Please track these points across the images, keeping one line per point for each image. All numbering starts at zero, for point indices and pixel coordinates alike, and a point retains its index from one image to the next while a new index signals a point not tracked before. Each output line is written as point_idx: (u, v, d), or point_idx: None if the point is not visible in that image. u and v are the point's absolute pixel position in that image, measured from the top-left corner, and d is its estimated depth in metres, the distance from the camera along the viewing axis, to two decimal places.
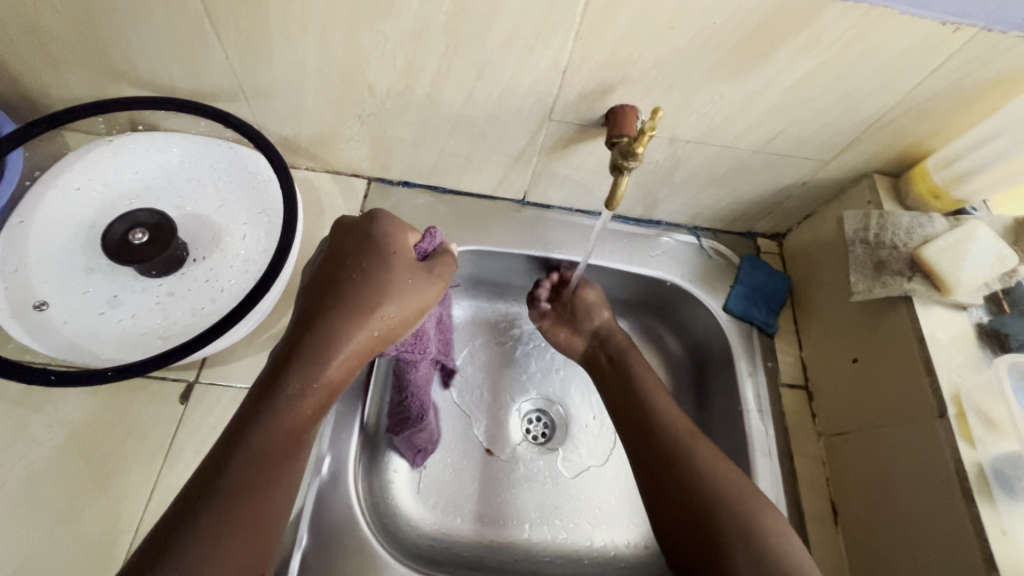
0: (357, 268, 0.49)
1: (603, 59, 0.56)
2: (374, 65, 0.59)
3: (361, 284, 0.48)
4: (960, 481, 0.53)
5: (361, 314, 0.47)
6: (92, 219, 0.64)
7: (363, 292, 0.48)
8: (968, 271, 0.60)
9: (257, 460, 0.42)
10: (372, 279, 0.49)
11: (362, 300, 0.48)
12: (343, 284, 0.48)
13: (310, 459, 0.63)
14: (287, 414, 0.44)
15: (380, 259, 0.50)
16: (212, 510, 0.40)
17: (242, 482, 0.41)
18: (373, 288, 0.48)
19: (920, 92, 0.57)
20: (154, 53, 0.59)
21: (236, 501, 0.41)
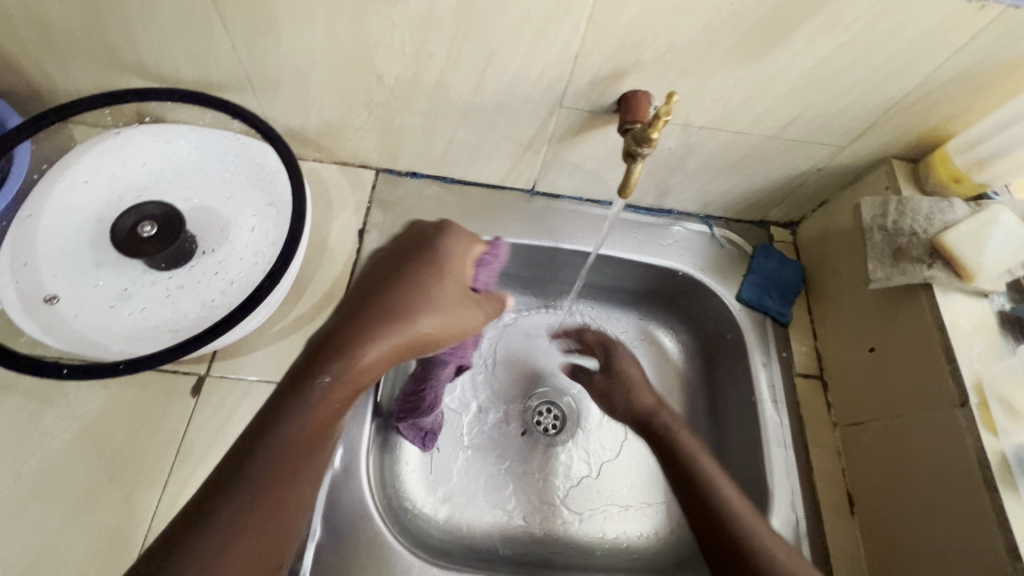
0: (407, 277, 0.51)
1: (615, 44, 0.55)
2: (382, 53, 0.58)
3: (406, 291, 0.50)
4: (983, 471, 0.53)
5: (400, 321, 0.48)
6: (99, 211, 0.63)
7: (407, 298, 0.49)
8: (990, 257, 0.59)
9: (279, 454, 0.42)
10: (419, 288, 0.50)
11: (404, 306, 0.49)
12: (392, 287, 0.50)
13: None
14: (317, 404, 0.44)
15: (432, 270, 0.52)
16: (221, 510, 0.40)
17: (269, 471, 0.42)
18: (418, 296, 0.50)
19: (942, 74, 0.56)
20: (160, 44, 0.58)
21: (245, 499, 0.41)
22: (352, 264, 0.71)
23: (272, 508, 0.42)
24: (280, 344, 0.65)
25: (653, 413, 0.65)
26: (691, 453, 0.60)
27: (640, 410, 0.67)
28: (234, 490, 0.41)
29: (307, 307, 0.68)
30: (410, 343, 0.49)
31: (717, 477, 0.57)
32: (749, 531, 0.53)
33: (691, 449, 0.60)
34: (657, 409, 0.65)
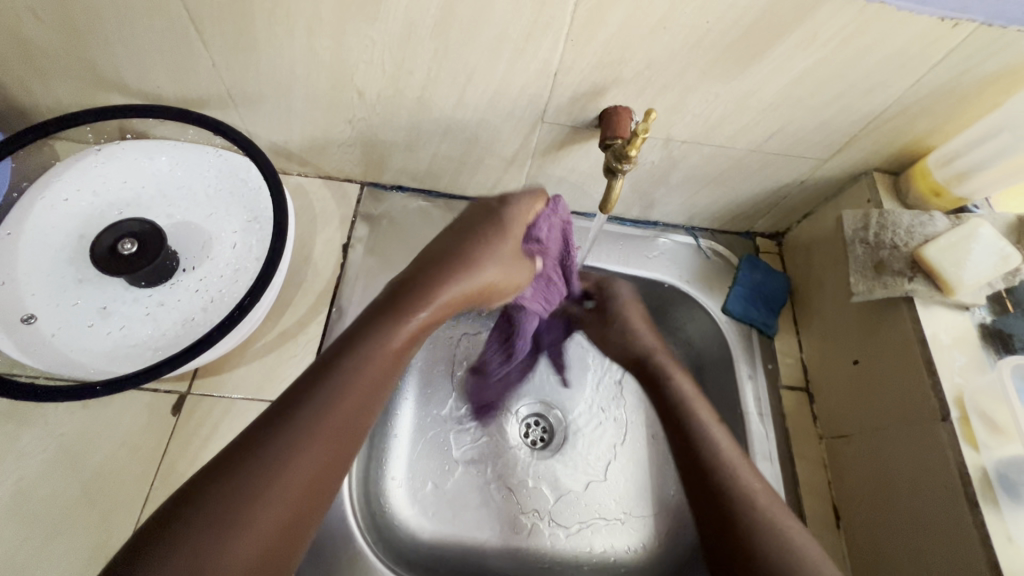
0: (471, 232, 0.55)
1: (594, 61, 0.55)
2: (363, 70, 0.58)
3: (475, 243, 0.54)
4: (964, 485, 0.52)
5: (467, 267, 0.53)
6: (80, 228, 0.63)
7: (474, 249, 0.54)
8: (970, 270, 0.59)
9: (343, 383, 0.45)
10: (485, 241, 0.55)
11: (471, 255, 0.54)
12: (463, 240, 0.55)
13: None
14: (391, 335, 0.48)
15: (498, 228, 0.56)
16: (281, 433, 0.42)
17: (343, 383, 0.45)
18: (483, 249, 0.54)
19: (919, 89, 0.56)
20: (141, 62, 0.59)
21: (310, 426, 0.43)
22: (335, 280, 0.71)
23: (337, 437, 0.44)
24: (262, 361, 0.64)
25: (651, 353, 0.67)
26: (683, 399, 0.62)
27: (638, 352, 0.68)
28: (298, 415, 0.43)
29: (291, 323, 0.67)
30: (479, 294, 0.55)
31: (711, 427, 0.59)
32: (734, 471, 0.54)
33: (687, 401, 0.61)
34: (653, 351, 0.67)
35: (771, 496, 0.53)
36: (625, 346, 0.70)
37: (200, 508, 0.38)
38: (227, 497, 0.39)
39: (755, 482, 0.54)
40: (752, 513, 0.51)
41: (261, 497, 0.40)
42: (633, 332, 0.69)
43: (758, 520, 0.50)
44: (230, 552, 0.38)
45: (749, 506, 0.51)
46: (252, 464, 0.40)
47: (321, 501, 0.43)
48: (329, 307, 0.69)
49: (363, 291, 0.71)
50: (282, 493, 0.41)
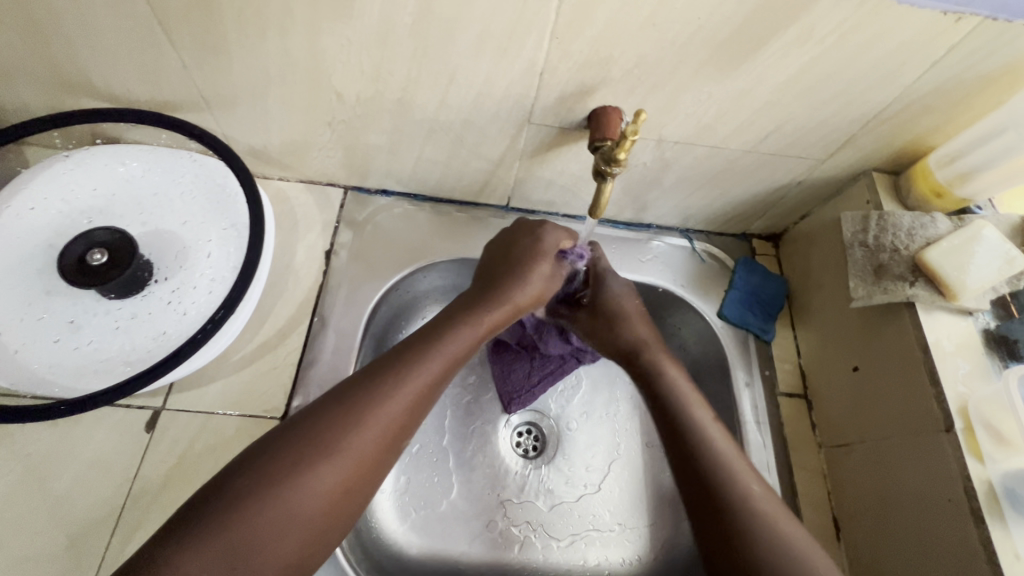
0: (524, 246, 0.62)
1: (581, 59, 0.52)
2: (340, 70, 0.55)
3: (523, 257, 0.61)
4: (969, 500, 0.51)
5: (519, 276, 0.59)
6: (48, 238, 0.60)
7: (522, 260, 0.60)
8: (974, 274, 0.56)
9: (421, 352, 0.51)
10: (530, 253, 0.61)
11: (521, 265, 0.60)
12: (515, 254, 0.61)
13: None
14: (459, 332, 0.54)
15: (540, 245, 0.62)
16: (369, 384, 0.47)
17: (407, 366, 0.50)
18: (528, 260, 0.60)
19: (920, 86, 0.54)
20: (107, 64, 0.56)
21: (392, 383, 0.48)
22: (317, 288, 0.69)
23: (414, 401, 0.48)
24: (241, 374, 0.62)
25: (640, 347, 0.64)
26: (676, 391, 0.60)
27: (627, 345, 0.65)
28: (383, 373, 0.48)
29: (271, 333, 0.65)
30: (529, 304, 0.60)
31: (708, 426, 0.57)
32: (728, 465, 0.53)
33: (681, 390, 0.60)
34: (646, 345, 0.65)
35: (775, 504, 0.51)
36: (612, 339, 0.66)
37: (297, 434, 0.44)
38: (305, 441, 0.43)
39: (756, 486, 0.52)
40: (751, 516, 0.50)
41: (345, 433, 0.44)
42: (622, 322, 0.66)
43: (750, 517, 0.50)
44: (315, 476, 0.42)
45: (744, 506, 0.50)
46: (314, 422, 0.45)
47: (387, 463, 0.46)
48: (310, 317, 0.67)
49: (347, 299, 0.69)
50: (347, 450, 0.44)
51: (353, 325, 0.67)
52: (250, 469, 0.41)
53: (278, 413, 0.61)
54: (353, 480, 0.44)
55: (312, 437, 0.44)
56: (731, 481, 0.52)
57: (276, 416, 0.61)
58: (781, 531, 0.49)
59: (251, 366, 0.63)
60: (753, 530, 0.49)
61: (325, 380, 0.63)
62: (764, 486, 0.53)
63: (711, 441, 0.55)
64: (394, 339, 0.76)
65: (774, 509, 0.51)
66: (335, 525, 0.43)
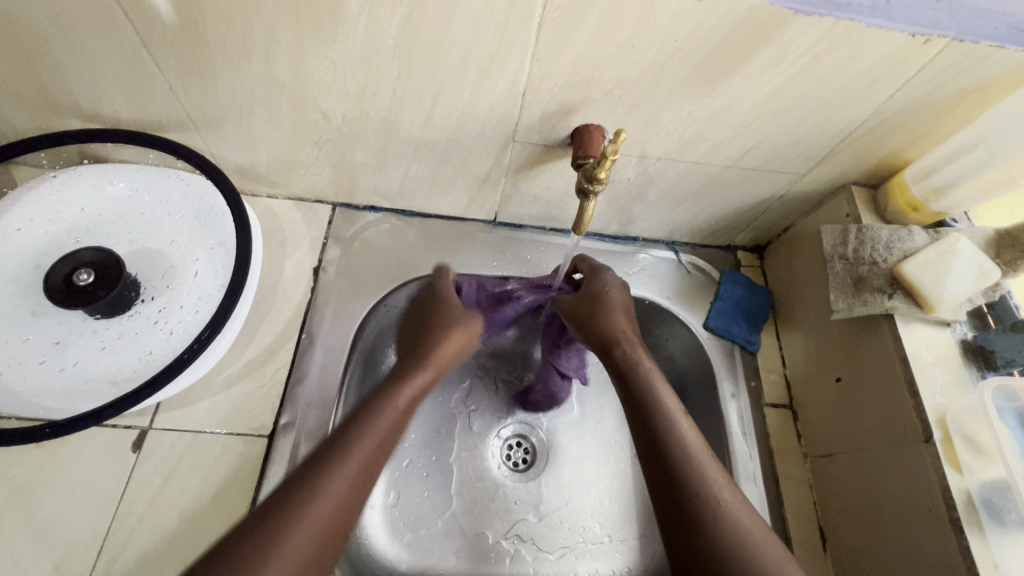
0: (434, 307, 0.67)
1: (562, 80, 0.53)
2: (325, 92, 0.56)
3: (435, 317, 0.66)
4: (948, 510, 0.51)
5: (437, 337, 0.63)
6: (36, 258, 0.60)
7: (437, 321, 0.65)
8: (951, 286, 0.57)
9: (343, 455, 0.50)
10: (440, 314, 0.66)
11: (437, 327, 0.65)
12: (429, 316, 0.66)
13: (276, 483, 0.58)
14: (388, 407, 0.55)
15: (446, 301, 0.67)
16: (286, 500, 0.46)
17: (344, 443, 0.51)
18: (441, 321, 0.65)
19: (893, 104, 0.56)
20: (95, 86, 0.56)
21: (314, 492, 0.47)
22: (306, 305, 0.69)
23: (346, 492, 0.48)
24: (228, 393, 0.62)
25: (616, 340, 0.63)
26: (650, 387, 0.58)
27: (605, 337, 0.64)
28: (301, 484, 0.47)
29: (258, 351, 0.65)
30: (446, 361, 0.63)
31: (677, 417, 0.56)
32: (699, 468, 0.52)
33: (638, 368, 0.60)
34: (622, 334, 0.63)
35: (739, 502, 0.51)
36: (592, 327, 0.65)
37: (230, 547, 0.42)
38: (255, 542, 0.43)
39: (727, 494, 0.51)
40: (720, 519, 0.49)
41: (278, 542, 0.43)
42: (602, 313, 0.65)
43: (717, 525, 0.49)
44: None
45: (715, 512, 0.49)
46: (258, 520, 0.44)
47: (335, 544, 0.47)
48: (298, 334, 0.67)
49: (335, 315, 0.69)
50: (293, 543, 0.44)
51: (341, 342, 0.68)
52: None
53: (266, 431, 0.61)
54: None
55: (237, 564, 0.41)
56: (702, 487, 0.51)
57: (264, 434, 0.61)
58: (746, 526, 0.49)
59: (239, 384, 0.63)
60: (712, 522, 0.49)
61: (313, 397, 0.63)
62: (734, 490, 0.52)
63: (689, 452, 0.53)
64: (382, 351, 0.77)
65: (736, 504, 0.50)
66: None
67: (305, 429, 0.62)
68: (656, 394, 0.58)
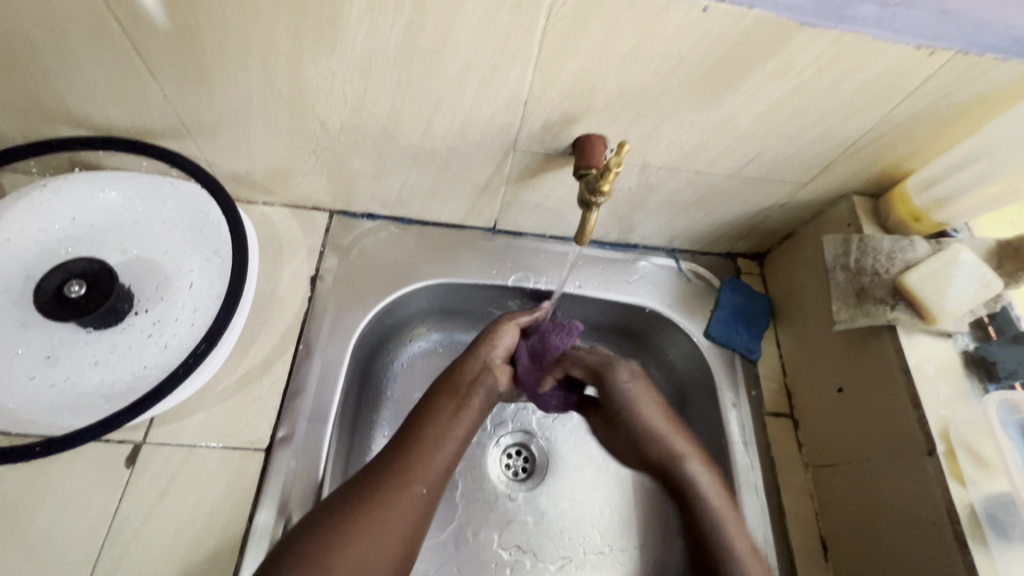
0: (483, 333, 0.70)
1: (565, 90, 0.53)
2: (323, 101, 0.55)
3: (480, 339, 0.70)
4: (951, 523, 0.51)
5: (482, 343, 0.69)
6: (27, 269, 0.59)
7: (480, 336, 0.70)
8: (952, 297, 0.57)
9: (421, 444, 0.59)
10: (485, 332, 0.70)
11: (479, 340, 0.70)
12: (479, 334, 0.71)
13: (275, 496, 0.57)
14: (446, 401, 0.64)
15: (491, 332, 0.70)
16: (364, 488, 0.55)
17: (406, 439, 0.60)
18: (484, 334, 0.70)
19: (896, 115, 0.55)
20: (87, 93, 0.55)
21: (399, 474, 0.56)
22: (303, 315, 0.68)
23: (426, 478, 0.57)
24: (224, 406, 0.61)
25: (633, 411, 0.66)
26: (717, 521, 0.59)
27: (659, 457, 0.64)
28: (388, 466, 0.57)
29: (254, 362, 0.64)
30: (485, 369, 0.68)
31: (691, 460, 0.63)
32: (719, 521, 0.59)
33: (693, 483, 0.61)
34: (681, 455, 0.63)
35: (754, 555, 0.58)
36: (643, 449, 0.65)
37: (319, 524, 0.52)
38: (345, 519, 0.52)
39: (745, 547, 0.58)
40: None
41: (367, 518, 0.53)
42: (653, 435, 0.64)
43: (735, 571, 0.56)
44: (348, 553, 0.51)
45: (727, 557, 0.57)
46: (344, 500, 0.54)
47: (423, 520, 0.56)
48: (295, 344, 0.66)
49: (332, 326, 0.68)
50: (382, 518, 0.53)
51: (339, 353, 0.67)
52: (302, 542, 0.50)
53: (263, 444, 0.60)
54: (395, 549, 0.53)
55: (341, 522, 0.52)
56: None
57: (261, 448, 0.60)
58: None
59: (235, 396, 0.62)
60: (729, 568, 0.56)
61: (312, 409, 0.62)
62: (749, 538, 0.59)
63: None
64: (378, 358, 0.76)
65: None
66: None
67: (303, 442, 0.61)
68: (710, 502, 0.60)
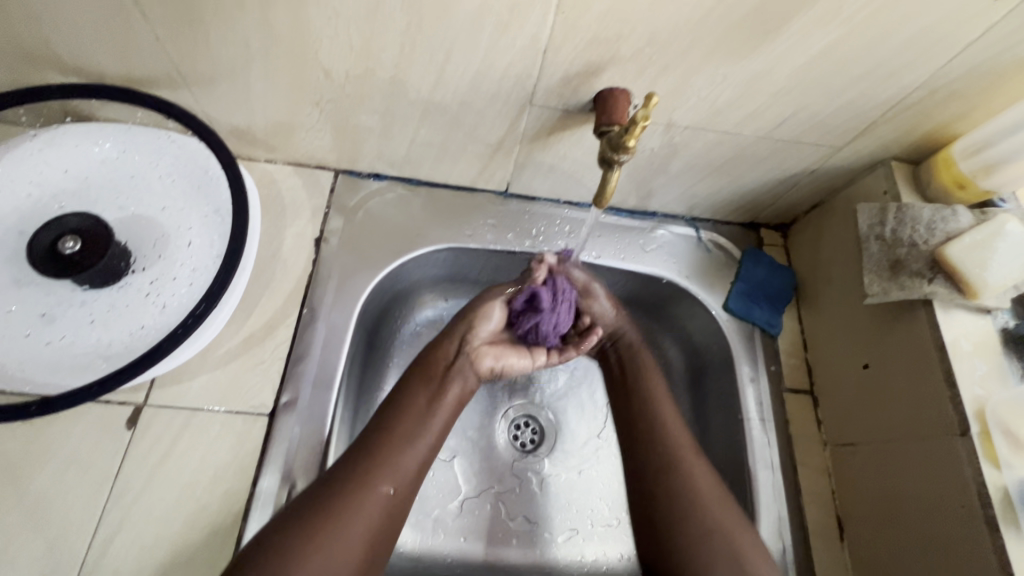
0: (468, 306, 0.66)
1: (588, 36, 0.48)
2: (326, 46, 0.51)
3: (464, 314, 0.65)
4: (982, 506, 0.49)
5: (463, 322, 0.64)
6: (21, 224, 0.56)
7: (469, 307, 0.66)
8: (995, 271, 0.54)
9: (388, 441, 0.55)
10: (471, 304, 0.66)
11: (465, 315, 0.65)
12: (467, 306, 0.66)
13: (279, 464, 0.56)
14: (413, 397, 0.59)
15: (475, 304, 0.66)
16: (324, 494, 0.50)
17: (370, 438, 0.55)
18: (470, 308, 0.66)
19: (948, 70, 0.51)
20: (73, 36, 0.51)
21: (369, 470, 0.53)
22: (307, 278, 0.65)
23: (390, 490, 0.53)
24: (226, 369, 0.59)
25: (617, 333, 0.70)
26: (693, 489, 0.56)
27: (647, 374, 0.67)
28: (350, 465, 0.53)
29: (257, 326, 0.62)
30: (462, 356, 0.63)
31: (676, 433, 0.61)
32: (696, 498, 0.56)
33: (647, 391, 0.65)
34: (620, 327, 0.70)
35: (746, 538, 0.54)
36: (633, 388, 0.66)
37: (271, 537, 0.47)
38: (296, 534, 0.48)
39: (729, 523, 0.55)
40: (698, 530, 0.54)
41: (321, 533, 0.48)
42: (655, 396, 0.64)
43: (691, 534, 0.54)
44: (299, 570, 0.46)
45: (698, 524, 0.54)
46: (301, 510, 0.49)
47: (382, 536, 0.51)
48: (300, 309, 0.64)
49: (337, 291, 0.65)
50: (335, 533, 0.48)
51: (344, 319, 0.64)
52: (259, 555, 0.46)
53: (266, 410, 0.58)
54: (360, 556, 0.49)
55: (302, 531, 0.48)
56: (698, 514, 0.55)
57: (264, 413, 0.58)
58: (747, 557, 0.53)
59: (238, 360, 0.60)
60: (687, 533, 0.54)
61: (316, 375, 0.61)
62: (736, 518, 0.55)
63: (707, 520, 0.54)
64: (383, 328, 0.74)
65: (717, 500, 0.56)
66: None
67: (308, 408, 0.59)
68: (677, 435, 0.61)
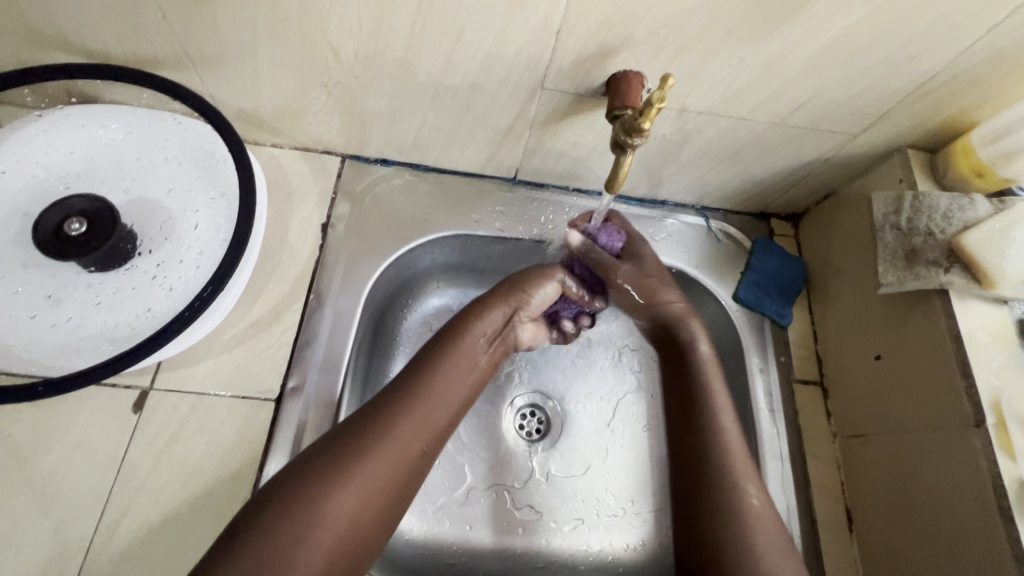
0: (523, 273, 0.66)
1: (604, 17, 0.47)
2: (336, 26, 0.50)
3: (515, 280, 0.65)
4: (998, 496, 0.48)
5: (513, 287, 0.64)
6: (25, 206, 0.55)
7: (521, 274, 0.66)
8: (1013, 262, 0.53)
9: (425, 398, 0.53)
10: (527, 272, 0.66)
11: (515, 281, 0.65)
12: (519, 272, 0.66)
13: (284, 448, 0.56)
14: (457, 355, 0.58)
15: (531, 275, 0.65)
16: (354, 439, 0.49)
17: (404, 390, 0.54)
18: (524, 274, 0.65)
19: (971, 54, 0.50)
20: (79, 14, 0.50)
21: (402, 423, 0.51)
22: (313, 264, 0.65)
23: (421, 445, 0.52)
24: (233, 354, 0.59)
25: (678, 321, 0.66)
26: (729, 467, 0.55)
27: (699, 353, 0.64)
28: (380, 413, 0.51)
29: (264, 311, 0.61)
30: (508, 324, 0.64)
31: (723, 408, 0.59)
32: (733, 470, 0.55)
33: (702, 366, 0.62)
34: (683, 323, 0.66)
35: (771, 526, 0.53)
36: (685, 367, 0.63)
37: (295, 479, 0.46)
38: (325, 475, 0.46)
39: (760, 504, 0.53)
40: (736, 508, 0.53)
41: (349, 475, 0.47)
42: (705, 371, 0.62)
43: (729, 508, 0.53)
44: (324, 509, 0.45)
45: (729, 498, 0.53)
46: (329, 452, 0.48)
47: (406, 489, 0.51)
48: (306, 294, 0.63)
49: (344, 277, 0.65)
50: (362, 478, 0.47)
51: (352, 304, 0.64)
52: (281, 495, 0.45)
53: (273, 395, 0.58)
54: (381, 506, 0.48)
55: (328, 473, 0.46)
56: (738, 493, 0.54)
57: (271, 399, 0.58)
58: (765, 542, 0.51)
59: (245, 344, 0.59)
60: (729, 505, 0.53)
61: (323, 361, 0.60)
62: (765, 507, 0.54)
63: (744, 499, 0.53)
64: (389, 313, 0.73)
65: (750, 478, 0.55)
66: (365, 543, 0.47)
67: (314, 394, 0.59)
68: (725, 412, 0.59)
